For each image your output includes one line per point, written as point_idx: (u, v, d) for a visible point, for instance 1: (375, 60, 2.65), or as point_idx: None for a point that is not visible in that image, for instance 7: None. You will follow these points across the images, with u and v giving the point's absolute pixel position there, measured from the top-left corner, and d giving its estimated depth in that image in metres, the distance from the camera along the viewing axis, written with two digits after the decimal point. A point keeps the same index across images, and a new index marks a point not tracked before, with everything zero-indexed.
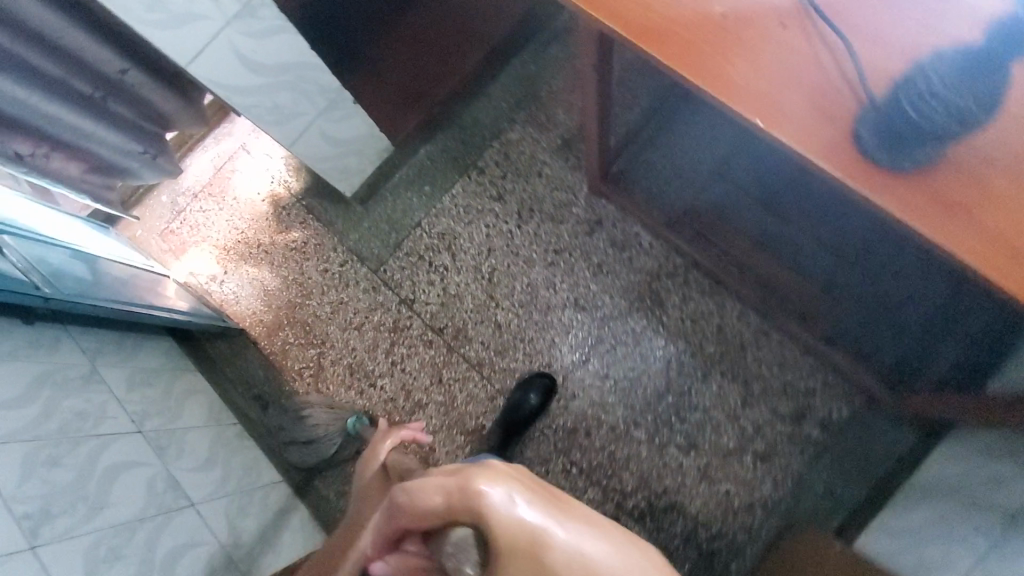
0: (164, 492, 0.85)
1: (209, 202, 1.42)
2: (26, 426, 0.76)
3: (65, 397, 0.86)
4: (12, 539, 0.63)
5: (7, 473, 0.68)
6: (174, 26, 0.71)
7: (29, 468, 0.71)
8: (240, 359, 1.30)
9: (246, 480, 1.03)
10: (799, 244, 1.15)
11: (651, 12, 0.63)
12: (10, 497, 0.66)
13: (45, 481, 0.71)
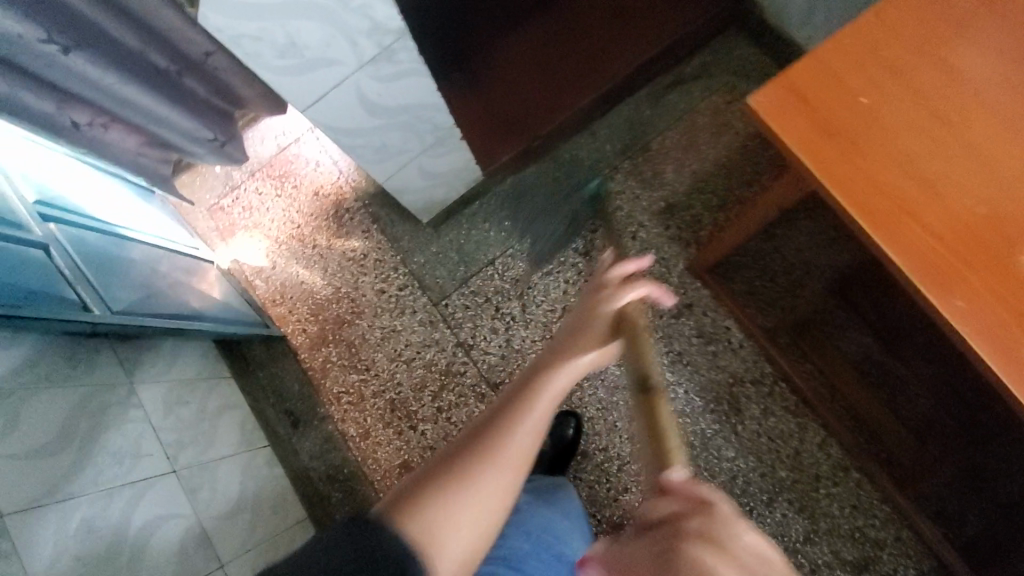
0: (194, 552, 0.77)
1: (266, 184, 1.29)
2: (60, 477, 0.68)
3: (103, 429, 0.77)
4: None
5: (38, 547, 0.60)
6: (302, 72, 0.59)
7: (61, 536, 0.63)
8: (275, 367, 1.20)
9: (272, 522, 0.96)
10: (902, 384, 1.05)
11: (836, 135, 0.61)
12: None
13: (76, 557, 0.63)
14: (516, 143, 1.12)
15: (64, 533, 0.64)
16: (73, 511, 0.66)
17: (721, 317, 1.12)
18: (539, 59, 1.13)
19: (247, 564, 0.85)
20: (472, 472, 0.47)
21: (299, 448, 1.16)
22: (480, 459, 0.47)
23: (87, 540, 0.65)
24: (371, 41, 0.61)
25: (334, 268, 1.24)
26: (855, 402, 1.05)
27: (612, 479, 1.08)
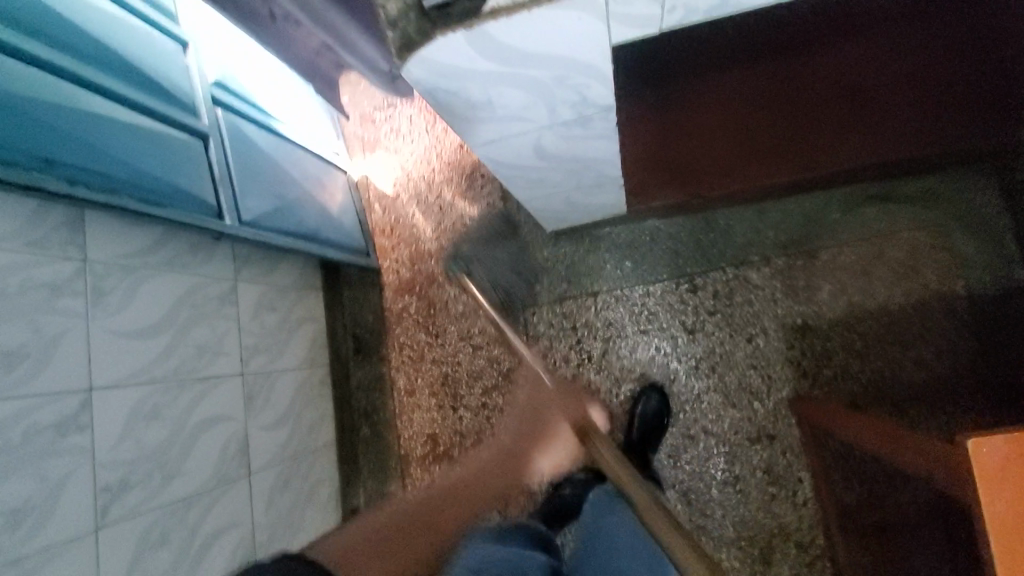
0: (233, 458, 0.85)
1: (420, 115, 1.26)
2: (151, 362, 0.75)
3: (198, 323, 0.84)
4: (81, 516, 0.64)
5: (110, 427, 0.68)
6: (489, 121, 0.54)
7: (133, 420, 0.71)
8: (360, 293, 1.25)
9: (304, 443, 1.03)
10: None
11: None
12: (100, 462, 0.66)
13: (137, 443, 0.71)
14: (676, 195, 0.87)
15: (131, 418, 0.71)
16: (145, 399, 0.73)
17: (797, 464, 1.03)
18: (754, 115, 0.81)
19: (270, 477, 0.93)
20: None
21: (355, 378, 1.23)
22: None
23: (148, 427, 0.73)
24: (572, 109, 0.55)
25: (447, 229, 1.22)
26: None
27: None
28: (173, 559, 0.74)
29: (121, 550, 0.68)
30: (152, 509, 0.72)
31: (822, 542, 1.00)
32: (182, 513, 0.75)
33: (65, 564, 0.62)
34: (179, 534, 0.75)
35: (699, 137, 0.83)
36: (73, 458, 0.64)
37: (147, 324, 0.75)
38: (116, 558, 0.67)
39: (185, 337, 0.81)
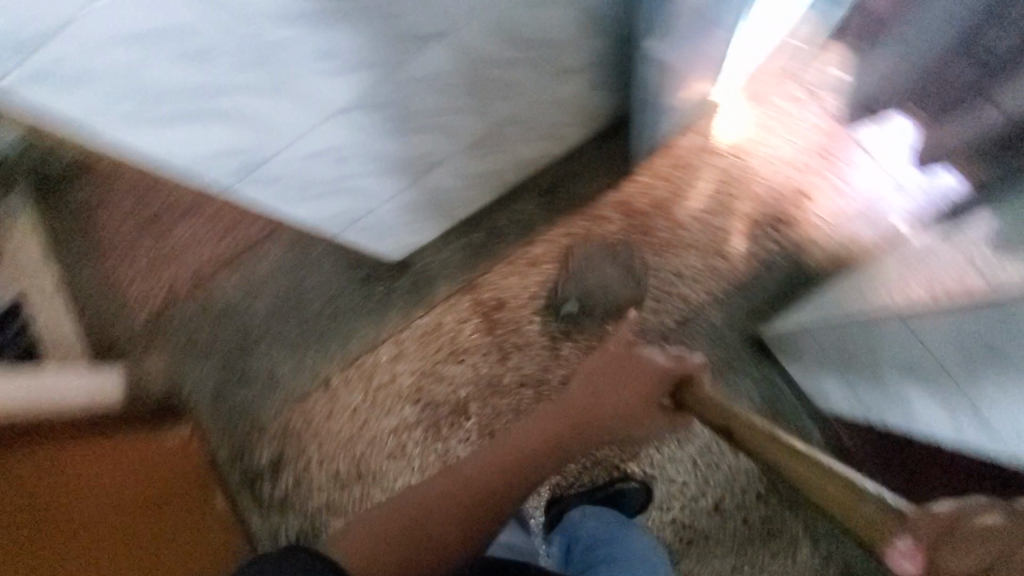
0: (419, 161, 0.84)
1: (803, 141, 1.15)
2: (493, 54, 0.69)
3: (532, 66, 0.77)
4: (345, 94, 0.62)
5: (430, 64, 0.64)
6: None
7: (437, 76, 0.68)
8: (598, 170, 1.17)
9: (447, 202, 1.02)
10: None
11: None
12: (393, 79, 0.63)
13: (418, 89, 0.68)
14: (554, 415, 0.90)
15: (404, 84, 0.65)
16: (422, 89, 0.68)
17: None
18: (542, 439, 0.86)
19: (412, 196, 0.94)
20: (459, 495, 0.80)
21: (517, 207, 1.19)
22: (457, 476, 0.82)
23: (406, 103, 0.69)
24: None
25: (700, 226, 1.15)
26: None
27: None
28: (327, 172, 0.74)
29: (326, 135, 0.67)
30: (336, 144, 0.70)
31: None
32: (364, 154, 0.75)
33: (303, 113, 0.61)
34: (348, 163, 0.75)
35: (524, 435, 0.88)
36: (373, 68, 0.59)
37: (497, 45, 0.68)
38: (318, 138, 0.67)
39: (501, 76, 0.75)
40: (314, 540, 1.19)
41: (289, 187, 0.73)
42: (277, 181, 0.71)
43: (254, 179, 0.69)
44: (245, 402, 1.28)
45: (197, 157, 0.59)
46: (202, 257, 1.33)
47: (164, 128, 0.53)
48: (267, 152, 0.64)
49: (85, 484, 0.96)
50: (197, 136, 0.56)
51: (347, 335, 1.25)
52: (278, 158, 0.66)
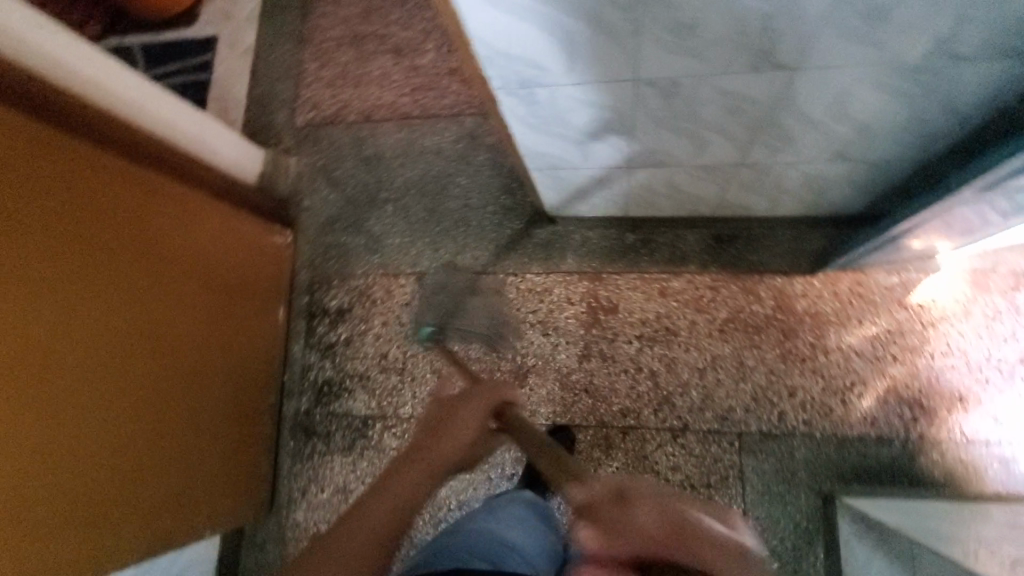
0: (653, 155, 0.79)
1: (1009, 357, 0.99)
2: (807, 97, 0.62)
3: (824, 128, 0.69)
4: (659, 69, 0.58)
5: (750, 81, 0.59)
6: None
7: (743, 94, 0.62)
8: (782, 250, 1.09)
9: (633, 198, 0.98)
10: None
11: None
12: (708, 76, 0.58)
13: (717, 97, 0.63)
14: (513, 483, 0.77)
15: (706, 87, 0.61)
16: (718, 99, 0.63)
17: None
18: None
19: (614, 178, 0.89)
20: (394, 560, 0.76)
21: (681, 237, 1.14)
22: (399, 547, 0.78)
23: (691, 104, 0.64)
24: None
25: (841, 361, 1.04)
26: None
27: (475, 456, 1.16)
28: (577, 125, 0.72)
29: (610, 93, 0.63)
30: (603, 107, 0.67)
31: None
32: (618, 124, 0.71)
33: (611, 66, 0.57)
34: (600, 126, 0.72)
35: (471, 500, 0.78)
36: (705, 56, 0.54)
37: (814, 98, 0.62)
38: (600, 92, 0.63)
39: (787, 128, 0.69)
40: (333, 398, 1.25)
41: (539, 124, 0.72)
42: (533, 114, 0.69)
43: (512, 105, 0.67)
44: (344, 247, 1.31)
45: (492, 61, 0.59)
46: (386, 104, 1.36)
47: (494, 30, 0.53)
48: (545, 86, 0.62)
49: (191, 246, 1.03)
50: (509, 43, 0.55)
51: (461, 248, 1.25)
52: (550, 96, 0.64)
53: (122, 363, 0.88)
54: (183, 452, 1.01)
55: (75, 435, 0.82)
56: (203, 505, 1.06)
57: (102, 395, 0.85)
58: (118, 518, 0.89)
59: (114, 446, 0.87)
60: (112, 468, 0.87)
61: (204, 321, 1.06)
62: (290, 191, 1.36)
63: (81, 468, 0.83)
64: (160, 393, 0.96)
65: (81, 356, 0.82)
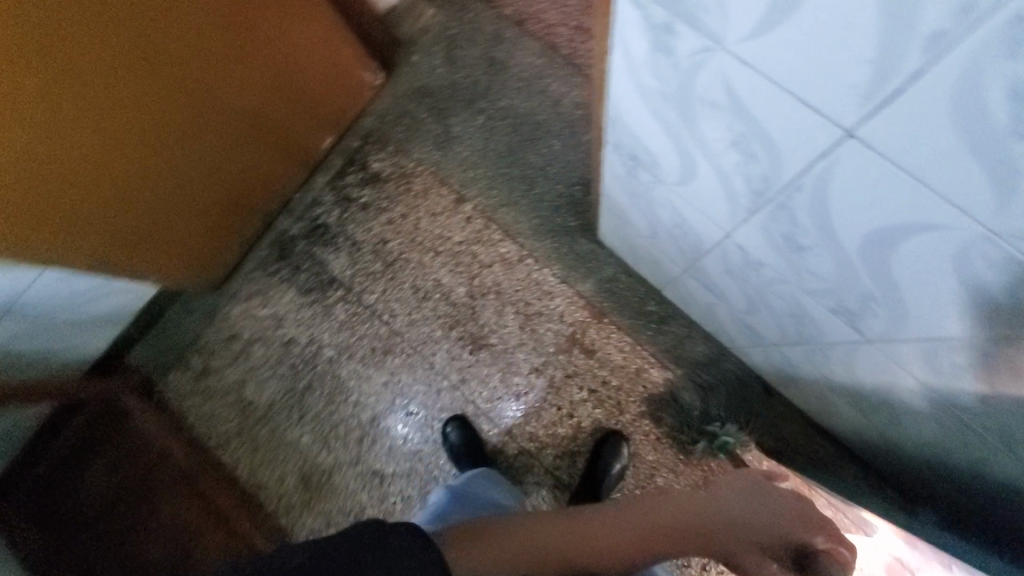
0: (704, 283, 0.75)
1: None
2: (859, 361, 0.58)
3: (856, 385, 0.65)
4: (755, 252, 0.53)
5: (826, 319, 0.54)
6: None
7: (810, 319, 0.57)
8: (759, 418, 1.06)
9: (671, 287, 0.94)
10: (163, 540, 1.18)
11: None
12: (795, 290, 0.53)
13: (787, 304, 0.58)
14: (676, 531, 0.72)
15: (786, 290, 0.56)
16: (788, 305, 0.59)
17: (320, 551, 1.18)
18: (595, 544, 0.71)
19: (664, 268, 0.86)
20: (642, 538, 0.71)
21: (689, 338, 1.11)
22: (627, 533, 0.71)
23: (762, 286, 0.59)
24: None
25: None
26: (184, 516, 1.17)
27: (395, 375, 1.21)
28: (656, 220, 0.67)
29: (699, 227, 0.58)
30: (689, 229, 0.62)
31: (274, 510, 1.20)
32: (690, 247, 0.67)
33: (715, 216, 0.53)
34: (676, 236, 0.67)
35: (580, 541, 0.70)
36: (802, 276, 0.49)
37: (865, 366, 0.57)
38: (693, 220, 0.58)
39: (829, 362, 0.65)
40: (321, 243, 1.27)
41: (626, 191, 0.67)
42: (625, 182, 0.64)
43: (613, 169, 0.63)
44: (418, 124, 1.28)
45: (614, 132, 0.54)
46: (544, 21, 1.26)
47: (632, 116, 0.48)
48: (648, 181, 0.58)
49: (282, 45, 1.01)
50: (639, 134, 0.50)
51: (509, 203, 1.22)
52: (646, 187, 0.60)
53: (161, 111, 0.89)
54: (177, 214, 1.05)
55: (94, 152, 0.84)
56: (165, 261, 1.11)
57: (131, 130, 0.87)
58: (96, 239, 0.94)
59: (119, 179, 0.91)
60: (110, 194, 0.91)
61: (256, 116, 1.06)
62: (408, 37, 1.29)
63: (89, 175, 0.85)
64: (181, 154, 0.98)
65: (131, 87, 0.83)
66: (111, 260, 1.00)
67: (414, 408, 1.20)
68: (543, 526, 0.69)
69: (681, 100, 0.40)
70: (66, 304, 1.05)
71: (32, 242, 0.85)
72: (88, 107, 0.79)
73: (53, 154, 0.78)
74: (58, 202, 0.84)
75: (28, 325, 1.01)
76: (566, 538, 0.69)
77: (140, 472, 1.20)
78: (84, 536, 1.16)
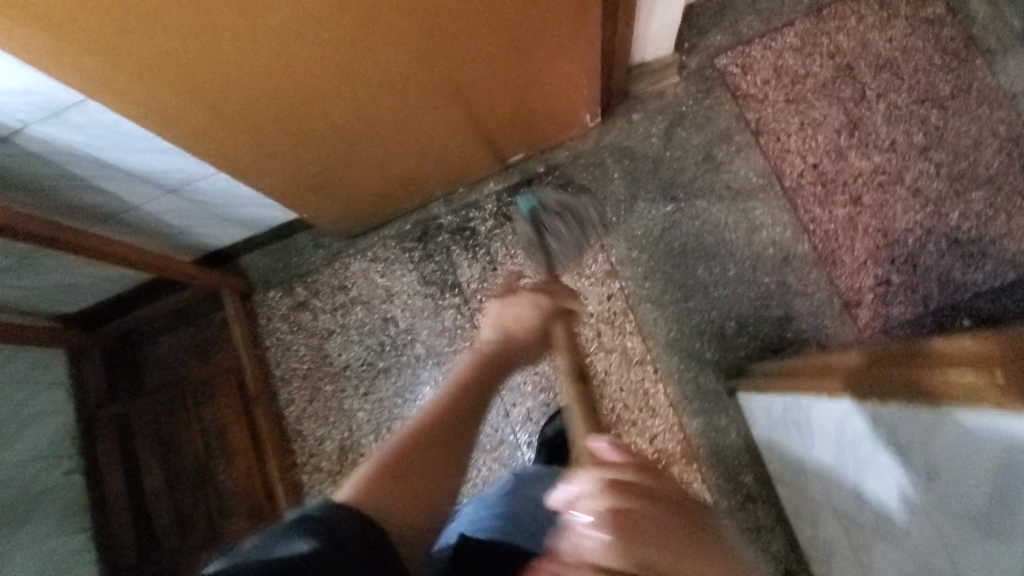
0: (856, 545, 0.68)
1: None
2: None
3: None
4: None
5: None
6: None
7: None
8: None
9: (796, 495, 0.86)
10: (196, 439, 1.21)
11: None
12: None
13: None
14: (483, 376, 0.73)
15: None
16: None
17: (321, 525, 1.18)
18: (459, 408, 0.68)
19: (812, 488, 0.77)
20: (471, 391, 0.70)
21: (771, 531, 1.03)
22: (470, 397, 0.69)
23: None
24: None
25: None
26: (227, 428, 1.22)
27: None
28: (855, 477, 0.61)
29: (905, 535, 0.54)
30: (886, 519, 0.57)
31: (301, 464, 1.21)
32: (875, 524, 0.60)
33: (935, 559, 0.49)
34: (865, 504, 0.61)
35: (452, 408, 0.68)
36: None
37: None
38: (902, 527, 0.54)
39: None
40: (461, 244, 1.25)
41: (841, 436, 0.61)
42: (848, 432, 0.59)
43: (842, 413, 0.59)
44: (607, 181, 1.22)
45: (885, 416, 0.50)
46: (782, 143, 1.17)
47: (923, 439, 0.45)
48: (881, 463, 0.54)
49: (536, 78, 1.00)
50: (919, 450, 0.47)
51: (656, 301, 1.15)
52: (873, 462, 0.56)
53: (397, 94, 0.89)
54: (355, 170, 1.06)
55: (324, 105, 0.86)
56: (327, 204, 1.13)
57: (366, 97, 0.87)
58: (285, 167, 0.97)
59: (334, 129, 0.92)
60: (317, 138, 0.93)
61: (474, 119, 1.05)
62: (639, 92, 1.23)
63: (309, 120, 0.87)
64: (391, 128, 0.98)
65: (388, 69, 0.83)
66: (282, 186, 1.02)
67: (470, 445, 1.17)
68: (407, 474, 0.62)
69: (998, 496, 0.39)
70: (226, 202, 1.07)
71: (232, 152, 0.88)
72: (346, 72, 0.80)
73: (291, 95, 0.80)
74: (279, 131, 0.87)
75: (186, 206, 1.04)
76: (418, 444, 0.64)
77: (210, 367, 1.24)
78: (142, 403, 1.23)
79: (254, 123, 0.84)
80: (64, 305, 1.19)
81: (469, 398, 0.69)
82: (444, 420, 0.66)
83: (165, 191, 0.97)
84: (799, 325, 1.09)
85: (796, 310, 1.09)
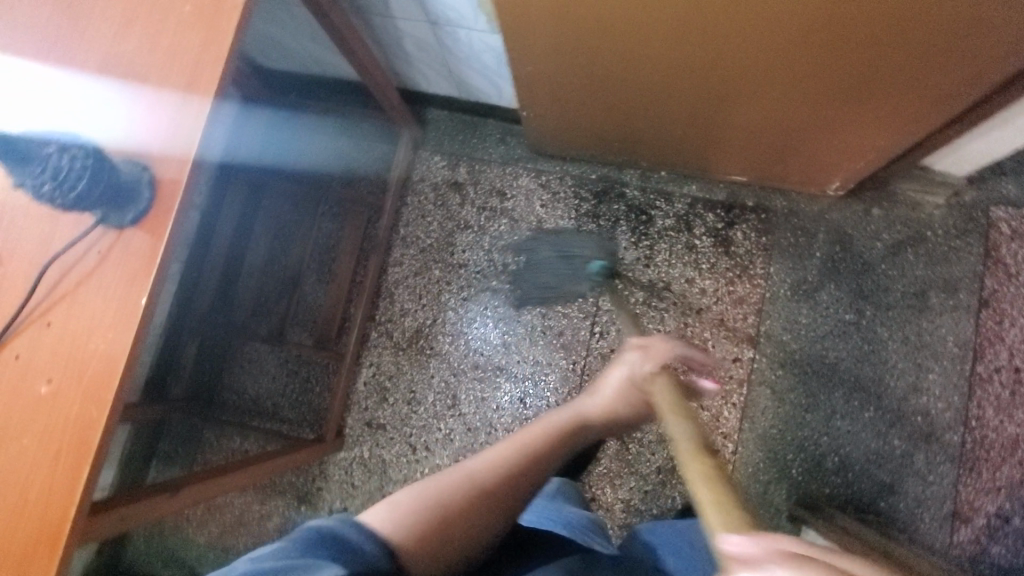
0: None
1: None
2: None
3: None
4: None
5: None
6: None
7: None
8: None
9: None
10: (308, 243, 1.25)
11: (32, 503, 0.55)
12: None
13: None
14: (543, 438, 0.66)
15: None
16: None
17: (364, 382, 1.21)
18: (523, 467, 0.61)
19: None
20: (533, 453, 0.63)
21: None
22: (529, 463, 0.62)
23: None
24: None
25: None
26: (339, 252, 1.25)
27: (548, 367, 1.17)
28: None
29: None
30: None
31: (377, 322, 1.23)
32: None
33: None
34: None
35: (508, 464, 0.61)
36: None
37: None
38: None
39: None
40: (631, 224, 1.19)
41: None
42: None
43: None
44: (804, 255, 1.13)
45: None
46: (1000, 328, 1.05)
47: None
48: None
49: (838, 126, 0.89)
50: None
51: (777, 392, 1.09)
52: None
53: (710, 72, 0.82)
54: (600, 101, 0.98)
55: (644, 45, 0.79)
56: (546, 113, 1.07)
57: (681, 54, 0.79)
58: (554, 71, 0.91)
59: (625, 66, 0.85)
60: (604, 65, 0.86)
61: (747, 126, 0.95)
62: (895, 192, 1.10)
63: (617, 47, 0.81)
64: (668, 92, 0.91)
65: (733, 50, 0.75)
66: (531, 80, 0.96)
67: (529, 403, 1.16)
68: (440, 515, 0.54)
69: None
70: (466, 59, 1.03)
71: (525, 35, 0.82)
72: (696, 32, 0.73)
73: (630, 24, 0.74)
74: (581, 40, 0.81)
75: (434, 42, 1.01)
76: (466, 493, 0.57)
77: (353, 191, 1.25)
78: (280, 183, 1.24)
79: (568, 25, 0.77)
80: (265, 56, 1.21)
81: (527, 461, 0.62)
82: (499, 466, 0.60)
83: (429, 21, 0.94)
84: (896, 501, 1.03)
85: (902, 488, 1.03)
